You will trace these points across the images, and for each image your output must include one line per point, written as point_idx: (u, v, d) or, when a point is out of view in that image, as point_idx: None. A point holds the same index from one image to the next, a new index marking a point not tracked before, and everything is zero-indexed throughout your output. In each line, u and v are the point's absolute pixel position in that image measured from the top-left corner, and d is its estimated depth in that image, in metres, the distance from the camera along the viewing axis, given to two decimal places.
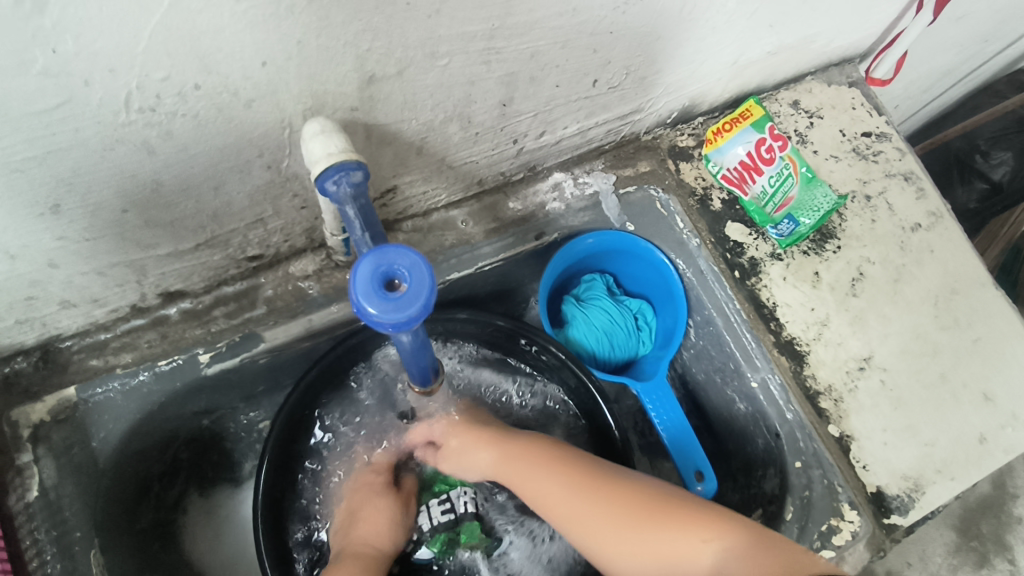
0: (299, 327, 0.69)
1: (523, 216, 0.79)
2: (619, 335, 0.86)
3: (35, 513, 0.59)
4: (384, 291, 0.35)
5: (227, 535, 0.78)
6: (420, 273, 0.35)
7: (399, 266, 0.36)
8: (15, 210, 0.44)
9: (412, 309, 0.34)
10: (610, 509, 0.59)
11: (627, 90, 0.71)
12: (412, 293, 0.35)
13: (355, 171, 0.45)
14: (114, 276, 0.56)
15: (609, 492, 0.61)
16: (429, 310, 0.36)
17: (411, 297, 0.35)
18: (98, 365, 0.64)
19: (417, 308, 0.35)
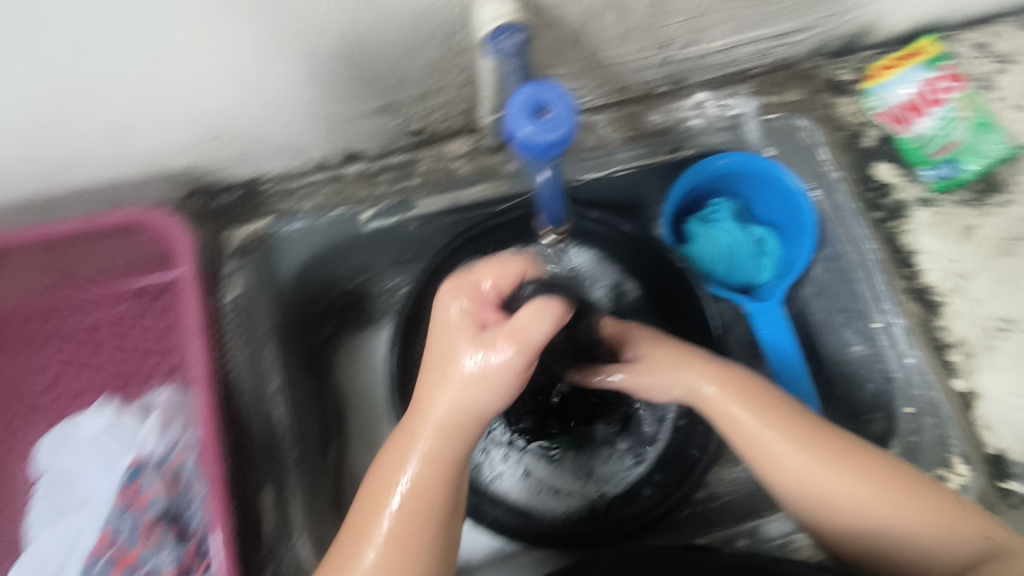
0: (447, 201, 0.79)
1: (661, 129, 0.83)
2: (739, 259, 0.86)
3: (233, 308, 0.74)
4: (535, 116, 0.42)
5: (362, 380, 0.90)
6: (567, 105, 0.42)
7: (551, 98, 0.42)
8: (262, 44, 0.57)
9: (556, 134, 0.42)
10: (856, 473, 0.54)
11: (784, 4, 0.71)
12: (557, 121, 0.42)
13: (518, 31, 0.52)
14: (315, 125, 0.69)
15: (811, 433, 0.57)
16: (569, 139, 0.43)
17: (557, 123, 0.42)
18: (287, 207, 0.78)
19: (559, 134, 0.42)
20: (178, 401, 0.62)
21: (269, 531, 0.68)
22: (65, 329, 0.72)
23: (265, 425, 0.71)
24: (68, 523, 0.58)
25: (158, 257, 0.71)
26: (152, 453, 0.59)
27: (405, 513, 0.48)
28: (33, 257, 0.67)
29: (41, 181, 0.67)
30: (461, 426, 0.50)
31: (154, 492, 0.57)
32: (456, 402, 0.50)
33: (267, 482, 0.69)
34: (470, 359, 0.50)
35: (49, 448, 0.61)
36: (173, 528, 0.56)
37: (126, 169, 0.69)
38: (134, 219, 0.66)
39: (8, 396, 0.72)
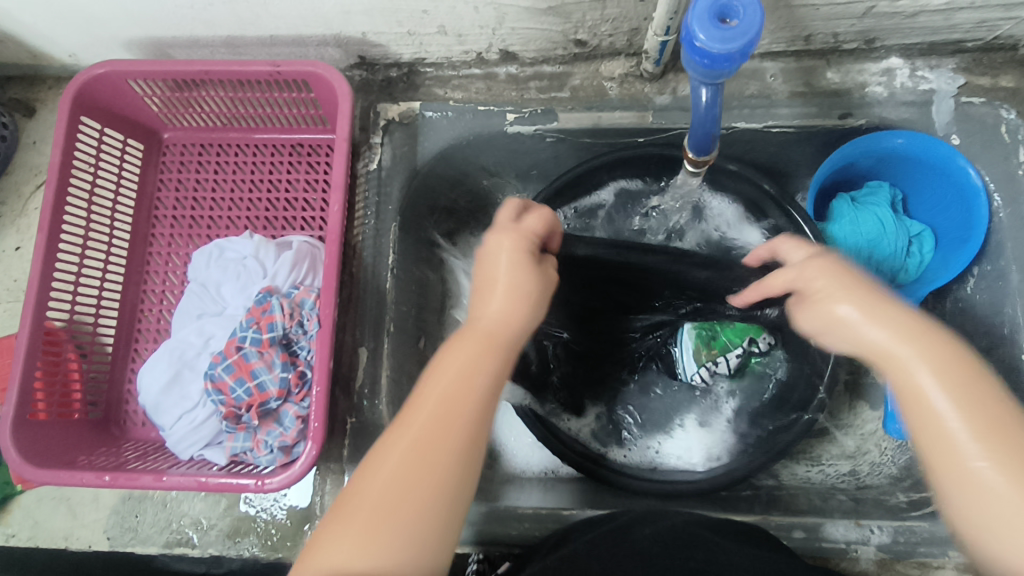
0: (589, 119, 0.78)
1: (838, 90, 0.76)
2: (883, 251, 0.79)
3: (371, 177, 0.79)
4: (716, 24, 0.40)
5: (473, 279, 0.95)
6: (753, 13, 0.40)
7: (737, 4, 0.40)
8: None
9: (734, 46, 0.40)
10: (945, 355, 0.42)
11: None
12: (738, 32, 0.40)
13: None
14: (483, 15, 0.70)
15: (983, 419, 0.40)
16: (745, 54, 0.41)
17: (738, 31, 0.40)
18: (440, 94, 0.81)
19: (737, 46, 0.40)
20: (311, 247, 0.69)
21: (360, 388, 0.75)
22: (232, 163, 0.81)
23: (376, 290, 0.77)
24: (204, 325, 0.67)
25: (321, 116, 0.78)
26: (281, 285, 0.67)
27: (375, 497, 0.42)
28: (220, 89, 0.74)
29: (237, 23, 0.73)
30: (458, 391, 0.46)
31: (276, 319, 0.64)
32: (448, 376, 0.46)
33: (366, 341, 0.76)
34: (526, 316, 0.50)
35: (201, 259, 0.69)
36: (284, 352, 0.64)
37: (310, 28, 0.74)
38: (305, 71, 0.71)
39: (172, 212, 0.81)
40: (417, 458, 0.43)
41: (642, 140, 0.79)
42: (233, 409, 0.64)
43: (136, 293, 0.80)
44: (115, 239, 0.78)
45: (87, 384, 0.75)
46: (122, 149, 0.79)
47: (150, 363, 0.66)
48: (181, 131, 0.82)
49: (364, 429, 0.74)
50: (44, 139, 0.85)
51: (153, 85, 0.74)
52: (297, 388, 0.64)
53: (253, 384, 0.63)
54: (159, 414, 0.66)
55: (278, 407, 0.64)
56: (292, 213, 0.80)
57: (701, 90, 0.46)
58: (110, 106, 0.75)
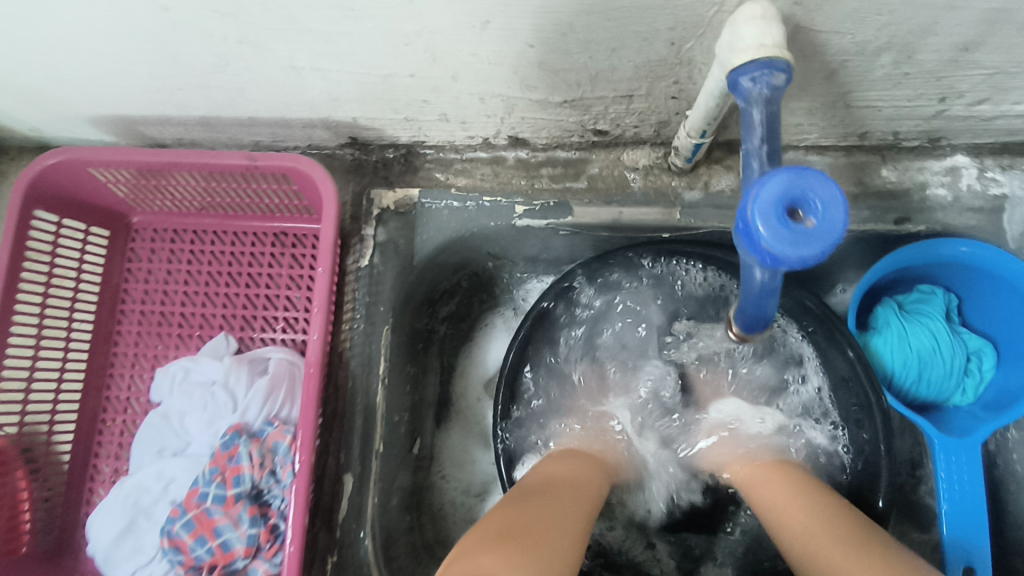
0: (608, 215, 0.69)
1: (895, 191, 0.66)
2: (936, 369, 0.69)
3: (361, 274, 0.71)
4: (786, 220, 0.31)
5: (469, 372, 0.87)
6: (836, 214, 0.30)
7: (815, 196, 0.31)
8: (457, 14, 0.47)
9: (808, 253, 0.30)
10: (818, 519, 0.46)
11: None
12: (816, 235, 0.30)
13: (779, 72, 0.39)
14: (490, 106, 0.61)
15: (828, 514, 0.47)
16: (821, 259, 0.31)
17: (816, 235, 0.30)
18: (441, 180, 0.72)
19: (812, 252, 0.30)
20: (289, 365, 0.61)
21: (343, 520, 0.65)
22: (208, 253, 0.73)
23: (364, 402, 0.68)
24: (163, 467, 0.57)
25: (306, 207, 0.69)
26: (252, 420, 0.57)
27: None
28: (190, 177, 0.66)
29: (211, 105, 0.65)
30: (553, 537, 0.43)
31: (243, 470, 0.54)
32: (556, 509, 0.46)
33: (350, 471, 0.66)
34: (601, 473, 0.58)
35: (164, 382, 0.61)
36: (254, 504, 0.54)
37: (294, 111, 0.65)
38: (286, 166, 0.62)
39: (140, 307, 0.72)
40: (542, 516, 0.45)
41: (666, 238, 0.69)
42: (195, 571, 0.54)
43: (98, 400, 0.71)
44: (74, 340, 0.70)
45: (39, 509, 0.66)
46: (84, 240, 0.70)
47: (98, 511, 0.57)
48: (151, 216, 0.73)
49: (345, 567, 0.64)
50: (3, 218, 0.76)
51: (117, 172, 0.66)
52: (268, 543, 0.55)
53: (216, 543, 0.53)
54: (110, 568, 0.56)
55: (245, 565, 0.54)
56: (273, 312, 0.71)
57: (755, 270, 0.36)
58: (67, 194, 0.66)
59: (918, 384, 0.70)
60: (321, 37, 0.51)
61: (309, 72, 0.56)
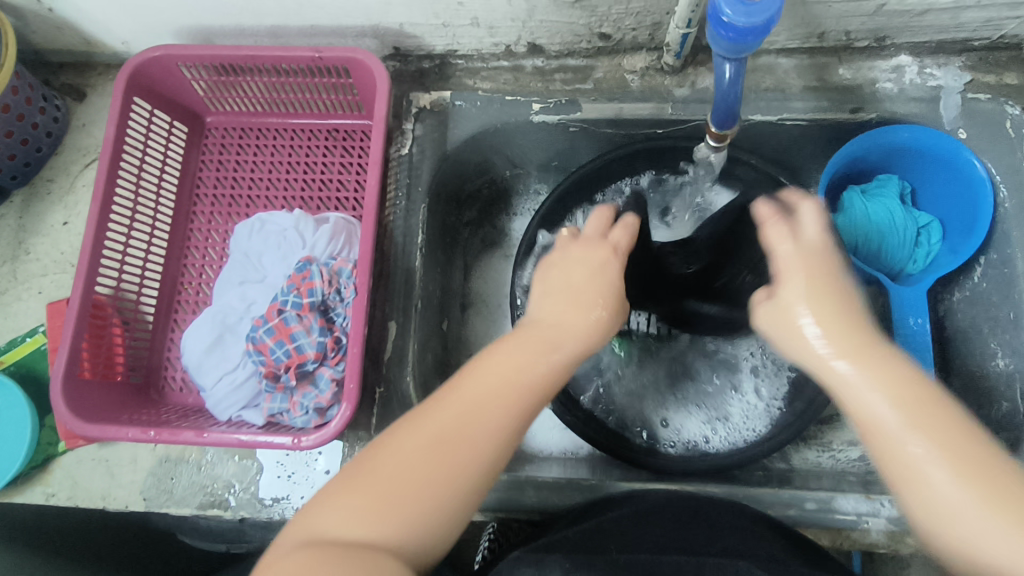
0: (611, 110, 0.82)
1: (850, 85, 0.79)
2: (895, 238, 0.82)
3: (402, 162, 0.83)
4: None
5: (490, 275, 1.00)
6: None
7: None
8: None
9: (757, 19, 0.43)
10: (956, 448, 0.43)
11: None
12: (761, 7, 0.43)
13: None
14: (515, 7, 0.74)
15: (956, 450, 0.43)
16: (768, 29, 0.44)
17: (761, 7, 0.43)
18: (469, 85, 0.85)
19: (760, 20, 0.43)
20: (346, 223, 0.73)
21: (388, 359, 0.78)
22: (270, 146, 0.86)
23: (404, 265, 0.81)
24: (247, 291, 0.70)
25: (357, 102, 0.82)
26: (320, 255, 0.70)
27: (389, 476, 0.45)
28: (263, 73, 0.79)
29: (281, 13, 0.78)
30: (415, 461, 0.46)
31: (316, 285, 0.67)
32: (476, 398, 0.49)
33: (395, 316, 0.79)
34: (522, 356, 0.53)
35: (243, 231, 0.73)
36: (322, 317, 0.67)
37: (351, 18, 0.78)
38: (346, 57, 0.75)
39: (213, 191, 0.85)
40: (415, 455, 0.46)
41: (659, 129, 0.82)
42: (274, 368, 0.67)
43: (178, 266, 0.84)
44: (158, 216, 0.83)
45: (128, 351, 0.78)
46: (169, 131, 0.83)
47: (192, 327, 0.69)
48: (223, 116, 0.86)
49: (391, 400, 0.76)
50: (92, 121, 0.89)
51: (201, 69, 0.79)
52: (332, 352, 0.67)
53: (292, 346, 0.66)
54: (201, 374, 0.69)
55: (314, 369, 0.67)
56: (327, 193, 0.84)
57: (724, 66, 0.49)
58: (158, 89, 0.79)
59: (880, 252, 0.82)
60: None
61: None
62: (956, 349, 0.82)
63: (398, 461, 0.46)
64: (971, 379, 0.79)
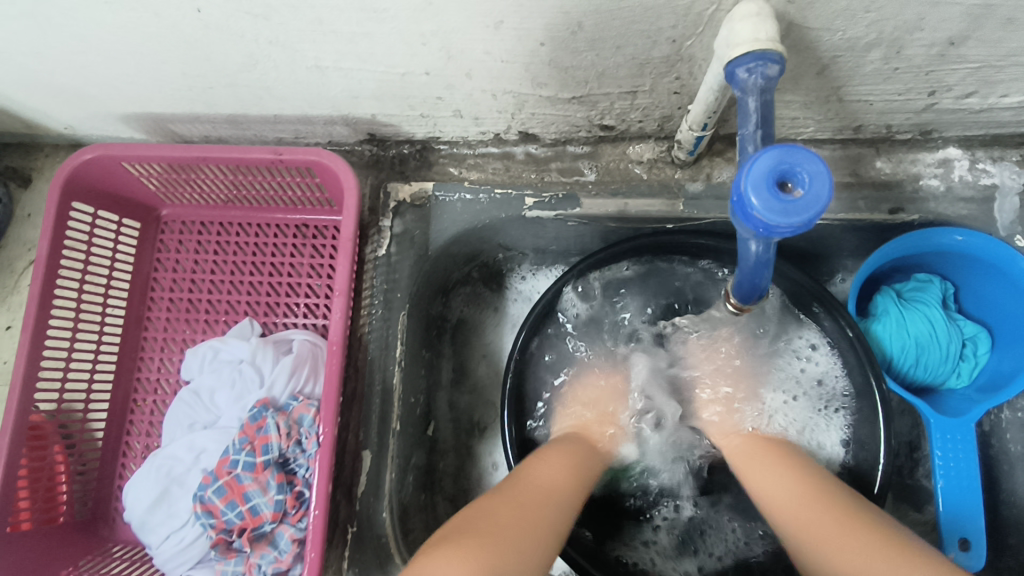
0: (615, 206, 0.72)
1: (889, 182, 0.69)
2: (934, 354, 0.71)
3: (378, 264, 0.74)
4: (776, 189, 0.34)
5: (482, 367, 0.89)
6: (821, 184, 0.33)
7: (803, 170, 0.34)
8: (474, 16, 0.50)
9: (796, 219, 0.34)
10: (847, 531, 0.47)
11: None
12: (802, 204, 0.34)
13: (775, 63, 0.42)
14: (502, 102, 0.64)
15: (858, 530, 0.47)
16: (808, 228, 0.34)
17: (803, 204, 0.34)
18: (454, 174, 0.76)
19: (800, 219, 0.34)
20: (311, 346, 0.65)
21: (362, 494, 0.69)
22: (232, 243, 0.77)
23: (382, 385, 0.71)
24: (194, 439, 0.61)
25: (327, 199, 0.72)
26: (279, 395, 0.62)
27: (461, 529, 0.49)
28: (218, 170, 0.70)
29: (239, 104, 0.68)
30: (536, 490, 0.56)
31: (271, 440, 0.59)
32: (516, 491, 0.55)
33: (370, 443, 0.70)
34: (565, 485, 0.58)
35: (194, 361, 0.65)
36: (281, 472, 0.59)
37: (317, 109, 0.69)
38: (310, 159, 0.66)
39: (169, 293, 0.77)
40: (518, 517, 0.50)
41: (670, 228, 0.72)
42: (227, 530, 0.59)
43: (129, 381, 0.75)
44: (108, 324, 0.74)
45: (75, 481, 0.70)
46: (117, 230, 0.74)
47: (135, 480, 0.61)
48: (180, 208, 0.77)
49: (365, 543, 0.67)
50: (39, 212, 0.81)
51: (149, 167, 0.70)
52: (294, 509, 0.59)
53: (245, 508, 0.58)
54: (145, 533, 0.61)
55: (272, 529, 0.59)
56: (295, 299, 0.75)
57: (750, 244, 0.40)
58: (102, 188, 0.71)
59: (916, 369, 0.72)
60: (343, 40, 0.54)
61: (334, 72, 0.60)
62: (1005, 474, 0.72)
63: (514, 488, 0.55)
64: (1022, 513, 0.70)
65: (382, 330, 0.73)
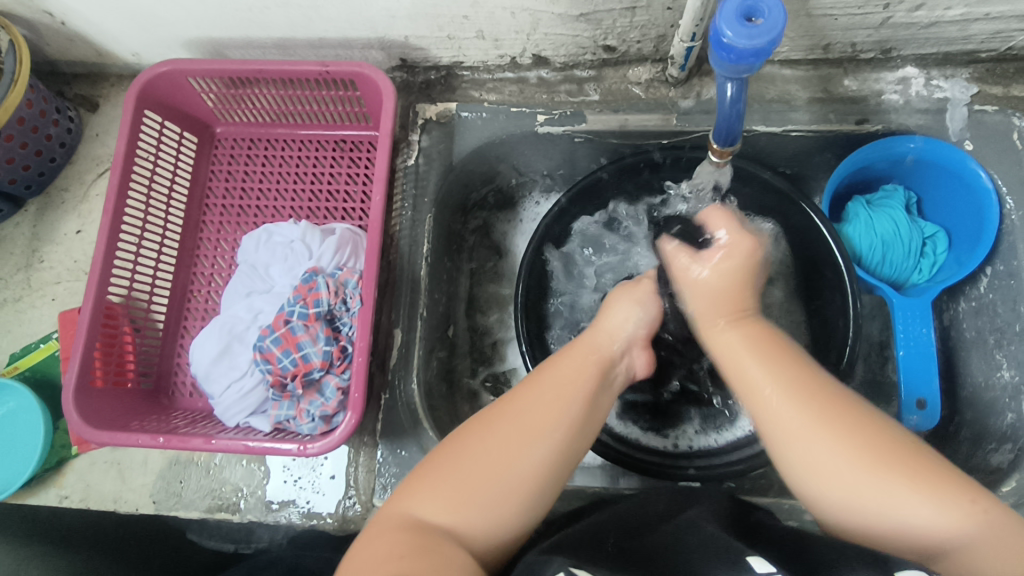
0: (616, 121, 0.82)
1: (855, 97, 0.79)
2: (898, 251, 0.81)
3: (407, 173, 0.84)
4: (743, 21, 0.44)
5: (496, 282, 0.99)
6: (778, 14, 0.44)
7: (764, 5, 0.44)
8: None
9: (758, 41, 0.44)
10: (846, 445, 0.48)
11: None
12: (763, 30, 0.44)
13: None
14: (520, 20, 0.75)
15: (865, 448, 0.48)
16: (769, 51, 0.45)
17: (763, 30, 0.44)
18: (475, 96, 0.86)
19: (762, 42, 0.44)
20: (352, 233, 0.74)
21: (394, 365, 0.78)
22: (279, 157, 0.87)
23: (410, 276, 0.81)
24: (253, 302, 0.72)
25: (364, 114, 0.83)
26: (326, 266, 0.72)
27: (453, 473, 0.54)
28: (272, 84, 0.80)
29: (290, 27, 0.79)
30: (549, 413, 0.57)
31: (321, 297, 0.68)
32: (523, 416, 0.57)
33: (400, 324, 0.79)
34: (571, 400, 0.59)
35: (250, 243, 0.75)
36: (328, 327, 0.68)
37: (358, 31, 0.79)
38: (352, 71, 0.76)
39: (222, 200, 0.87)
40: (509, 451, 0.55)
41: (664, 141, 0.82)
42: (281, 377, 0.68)
43: (187, 275, 0.85)
44: (169, 225, 0.84)
45: (140, 358, 0.80)
46: (179, 142, 0.85)
47: (201, 337, 0.72)
48: (232, 127, 0.88)
49: (395, 409, 0.77)
50: (105, 132, 0.91)
51: (211, 82, 0.80)
52: (338, 360, 0.68)
53: (298, 355, 0.68)
54: (209, 383, 0.71)
55: (320, 378, 0.68)
56: (334, 204, 0.84)
57: (726, 85, 0.50)
58: (170, 101, 0.81)
59: (883, 265, 0.82)
60: None
61: None
62: (961, 359, 0.81)
63: (537, 408, 0.57)
64: (976, 390, 0.79)
65: (410, 229, 0.83)
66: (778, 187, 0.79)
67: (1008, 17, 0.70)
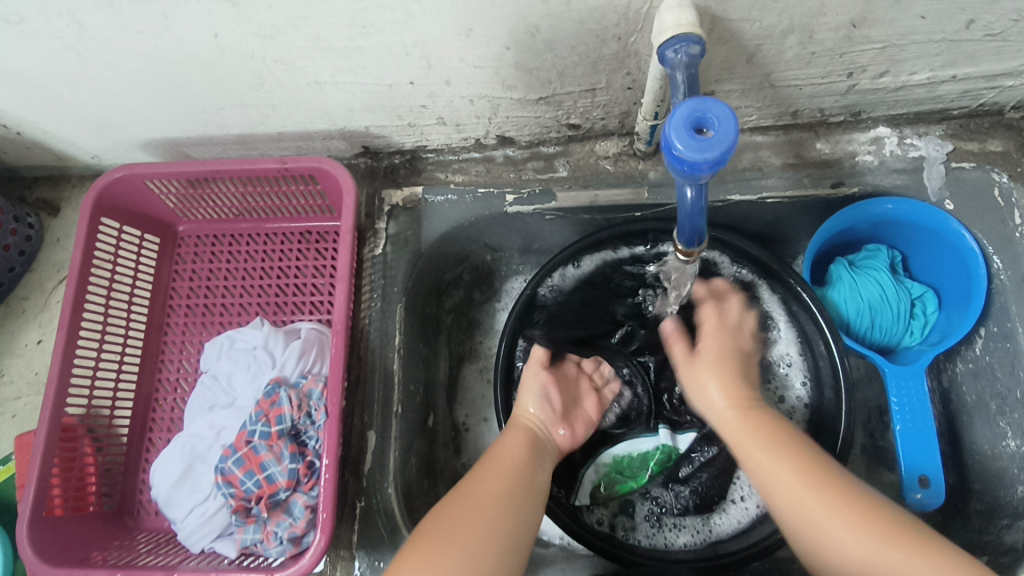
0: (586, 198, 0.80)
1: (829, 160, 0.77)
2: (886, 315, 0.78)
3: (375, 263, 0.81)
4: (694, 133, 0.42)
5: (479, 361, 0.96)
6: (728, 124, 0.42)
7: (713, 116, 0.42)
8: (449, 26, 0.59)
9: (711, 154, 0.41)
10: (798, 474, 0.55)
11: (1000, 43, 0.63)
12: (715, 142, 0.42)
13: (691, 44, 0.51)
14: (479, 107, 0.73)
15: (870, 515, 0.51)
16: (724, 161, 0.42)
17: (715, 142, 0.42)
18: (441, 178, 0.84)
19: (714, 155, 0.42)
20: (318, 333, 0.72)
21: (369, 470, 0.74)
22: (243, 252, 0.85)
23: (383, 370, 0.78)
24: (215, 418, 0.69)
25: (327, 205, 0.81)
26: (290, 374, 0.69)
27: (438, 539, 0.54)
28: (231, 183, 0.78)
29: (247, 125, 0.77)
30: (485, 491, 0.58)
31: (285, 411, 0.65)
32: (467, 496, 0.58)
33: (374, 423, 0.75)
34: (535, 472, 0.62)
35: (212, 351, 0.72)
36: (294, 442, 0.65)
37: (316, 124, 0.77)
38: (312, 167, 0.74)
39: (187, 301, 0.84)
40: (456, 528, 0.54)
41: (637, 213, 0.79)
42: (246, 499, 0.65)
43: (151, 383, 0.82)
44: (131, 332, 0.81)
45: (102, 476, 0.76)
46: (139, 245, 0.82)
47: (161, 459, 0.68)
48: (195, 224, 0.86)
49: (371, 515, 0.73)
50: (67, 235, 0.89)
51: (169, 184, 0.78)
52: (306, 477, 0.64)
53: (262, 476, 0.64)
54: (171, 507, 0.68)
55: (287, 497, 0.64)
56: (301, 298, 0.82)
57: (686, 190, 0.48)
58: (127, 205, 0.79)
59: (872, 329, 0.78)
60: (338, 56, 0.64)
61: (331, 86, 0.69)
62: (965, 425, 0.77)
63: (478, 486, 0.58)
64: (982, 457, 0.74)
65: (381, 320, 0.80)
66: (757, 254, 0.76)
67: (977, 77, 0.69)
